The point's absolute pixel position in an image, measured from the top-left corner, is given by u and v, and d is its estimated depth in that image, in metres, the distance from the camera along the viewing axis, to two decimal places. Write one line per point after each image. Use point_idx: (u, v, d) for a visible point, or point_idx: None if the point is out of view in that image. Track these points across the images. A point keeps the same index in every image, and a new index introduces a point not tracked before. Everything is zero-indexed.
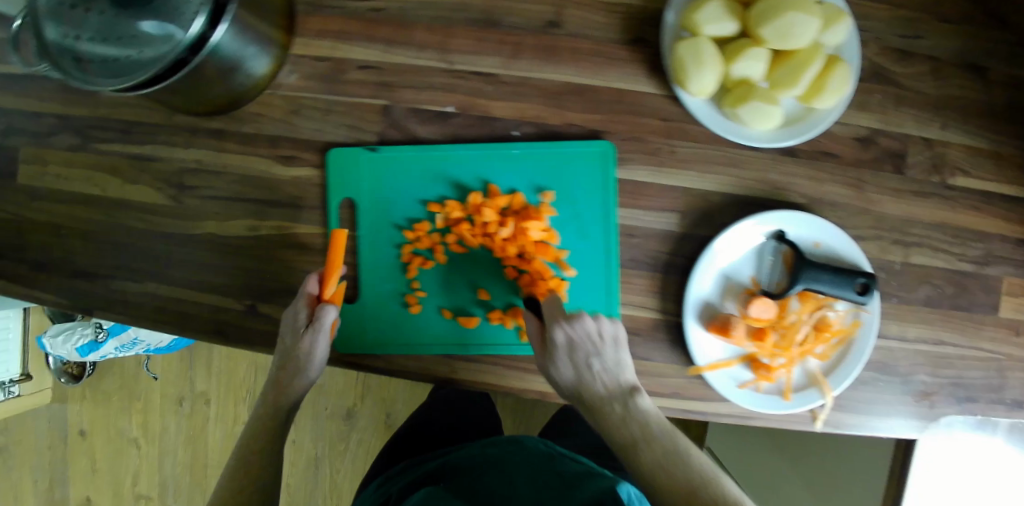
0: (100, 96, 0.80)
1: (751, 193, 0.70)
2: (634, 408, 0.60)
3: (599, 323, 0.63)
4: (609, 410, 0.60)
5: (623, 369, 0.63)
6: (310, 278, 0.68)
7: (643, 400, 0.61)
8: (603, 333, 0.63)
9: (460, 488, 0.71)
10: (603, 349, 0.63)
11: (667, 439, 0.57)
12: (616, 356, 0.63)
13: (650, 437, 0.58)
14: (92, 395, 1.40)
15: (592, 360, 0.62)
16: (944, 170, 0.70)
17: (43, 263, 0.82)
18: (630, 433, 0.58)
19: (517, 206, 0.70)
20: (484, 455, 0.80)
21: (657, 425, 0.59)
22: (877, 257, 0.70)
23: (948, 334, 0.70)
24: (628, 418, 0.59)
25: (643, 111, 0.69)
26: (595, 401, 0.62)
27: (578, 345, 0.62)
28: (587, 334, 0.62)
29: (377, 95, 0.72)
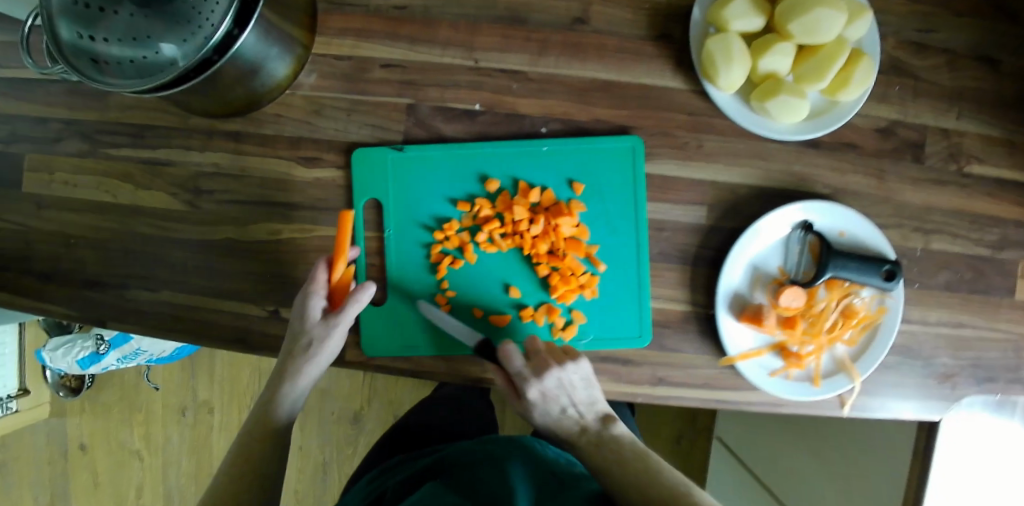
0: (110, 99, 0.76)
1: (777, 185, 0.71)
2: (607, 436, 0.66)
3: (573, 371, 0.66)
4: (585, 442, 0.66)
5: (596, 401, 0.67)
6: (321, 265, 0.67)
7: (615, 427, 0.66)
8: (574, 382, 0.66)
9: (461, 482, 0.64)
10: (574, 394, 0.66)
11: (641, 459, 0.62)
12: (589, 395, 0.67)
13: (624, 459, 0.63)
14: (91, 408, 1.36)
15: (566, 406, 0.66)
16: (961, 159, 0.71)
17: (51, 273, 0.77)
18: (604, 460, 0.63)
19: (548, 202, 0.70)
20: (480, 460, 0.67)
21: (628, 450, 0.64)
22: (899, 245, 0.72)
23: (967, 316, 0.73)
24: (601, 446, 0.65)
25: (669, 106, 0.70)
26: (573, 436, 0.67)
27: (551, 398, 0.66)
28: (557, 386, 0.65)
29: (401, 93, 0.72)
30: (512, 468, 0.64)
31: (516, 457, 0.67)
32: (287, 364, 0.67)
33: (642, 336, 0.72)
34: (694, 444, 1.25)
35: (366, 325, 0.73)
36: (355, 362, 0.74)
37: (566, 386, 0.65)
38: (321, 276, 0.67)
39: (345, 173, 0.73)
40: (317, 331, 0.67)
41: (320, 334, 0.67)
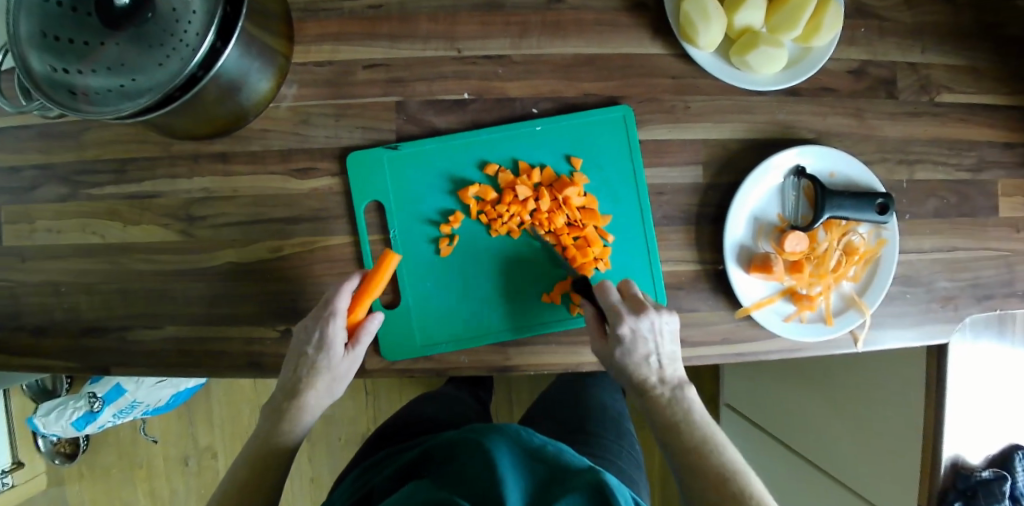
0: (86, 137, 0.73)
1: (764, 135, 0.74)
2: (682, 397, 0.64)
3: (666, 319, 0.63)
4: (659, 396, 0.64)
5: (676, 359, 0.65)
6: (345, 294, 0.63)
7: (690, 390, 0.65)
8: (664, 330, 0.63)
9: (445, 478, 0.60)
10: (661, 344, 0.64)
11: (705, 427, 0.63)
12: (672, 349, 0.65)
13: (692, 423, 0.63)
14: (89, 472, 1.30)
15: (651, 353, 0.64)
16: (931, 90, 0.76)
17: (44, 326, 0.73)
18: (675, 419, 0.63)
19: (549, 179, 0.72)
20: (464, 452, 0.64)
21: (698, 417, 0.64)
22: (887, 180, 0.75)
23: (959, 239, 0.76)
24: (675, 404, 0.64)
25: (652, 72, 0.73)
26: (647, 388, 0.65)
27: (641, 342, 0.63)
28: (651, 331, 0.63)
29: (389, 92, 0.72)
30: (498, 459, 0.62)
31: (502, 445, 0.65)
32: (305, 398, 0.64)
33: (658, 301, 0.73)
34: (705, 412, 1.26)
35: (382, 331, 0.72)
36: (377, 369, 0.73)
37: (657, 332, 0.63)
38: (343, 313, 0.63)
39: (342, 180, 0.73)
40: (339, 364, 0.65)
41: (343, 367, 0.65)
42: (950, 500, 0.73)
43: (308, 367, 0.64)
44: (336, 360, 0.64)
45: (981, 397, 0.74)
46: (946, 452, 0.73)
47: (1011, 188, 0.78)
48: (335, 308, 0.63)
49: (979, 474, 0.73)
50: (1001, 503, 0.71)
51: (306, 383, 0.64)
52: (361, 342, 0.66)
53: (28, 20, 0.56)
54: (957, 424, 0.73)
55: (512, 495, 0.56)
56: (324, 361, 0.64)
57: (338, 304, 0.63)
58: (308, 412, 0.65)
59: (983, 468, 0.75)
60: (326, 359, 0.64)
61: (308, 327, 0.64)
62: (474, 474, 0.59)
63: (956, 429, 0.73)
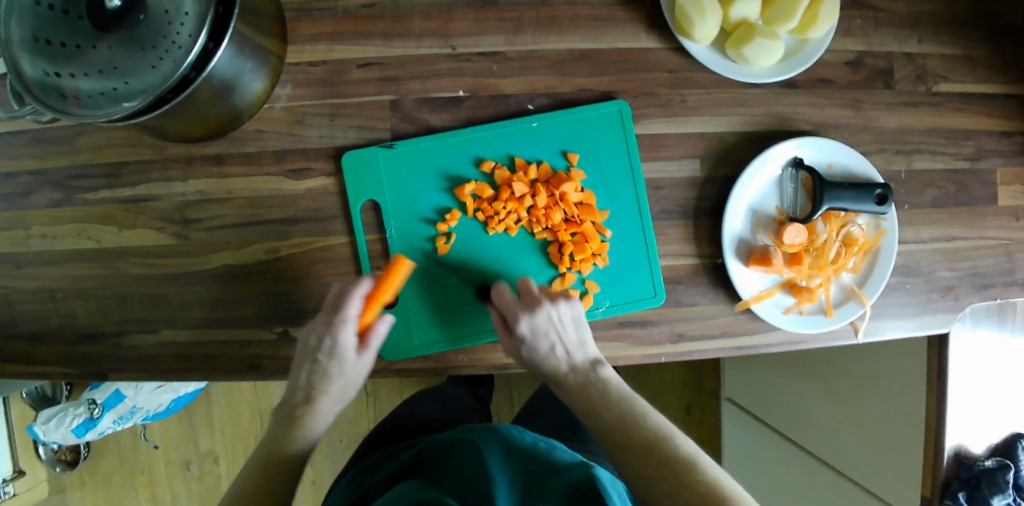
0: (79, 142, 0.73)
1: (761, 128, 0.74)
2: (597, 378, 0.64)
3: (560, 309, 0.65)
4: (574, 382, 0.64)
5: (585, 344, 0.66)
6: (355, 301, 0.63)
7: (605, 369, 0.65)
8: (563, 320, 0.65)
9: (442, 479, 0.60)
10: (564, 334, 0.65)
11: (627, 403, 0.61)
12: (578, 334, 0.66)
13: (611, 402, 0.61)
14: (91, 479, 1.29)
15: (555, 343, 0.65)
16: (928, 79, 0.75)
17: (41, 333, 0.73)
18: (591, 402, 0.62)
19: (546, 175, 0.72)
20: (460, 452, 0.65)
21: (616, 393, 0.62)
22: (885, 170, 0.75)
23: (958, 229, 0.76)
24: (591, 386, 0.63)
25: (648, 66, 0.73)
26: (561, 376, 0.65)
27: (540, 335, 0.64)
28: (549, 321, 0.65)
29: (384, 90, 0.72)
30: (491, 459, 0.62)
31: (495, 446, 0.65)
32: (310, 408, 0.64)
33: (658, 295, 0.73)
34: (706, 407, 1.26)
35: None
36: (376, 369, 0.72)
37: (555, 321, 0.65)
38: (353, 319, 0.64)
39: (337, 179, 0.72)
40: (351, 369, 0.66)
41: (353, 371, 0.66)
42: (954, 489, 0.73)
43: (318, 372, 0.64)
44: (347, 365, 0.65)
45: (983, 386, 0.74)
46: (948, 440, 0.73)
47: (1009, 176, 0.78)
48: (346, 315, 0.63)
49: (982, 463, 0.72)
50: (1005, 492, 0.71)
51: (316, 387, 0.64)
52: (370, 347, 0.66)
53: (17, 24, 0.55)
54: (959, 412, 0.73)
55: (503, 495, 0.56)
56: (335, 365, 0.64)
57: (349, 311, 0.63)
58: (318, 416, 0.64)
59: (986, 457, 0.74)
60: (337, 365, 0.65)
61: (318, 332, 0.64)
62: (466, 475, 0.60)
63: (957, 417, 0.73)
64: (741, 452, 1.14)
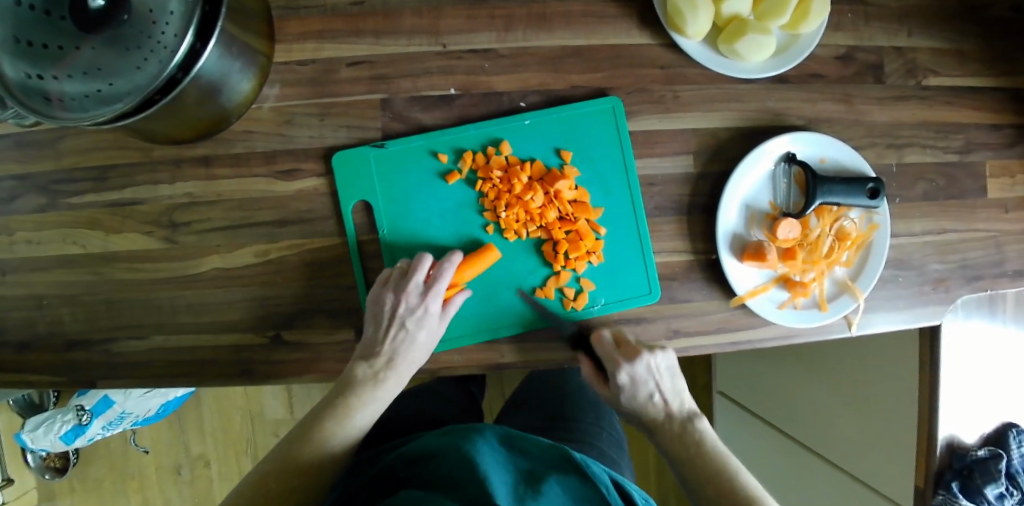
0: (62, 145, 0.71)
1: (754, 123, 0.74)
2: (692, 428, 0.69)
3: (661, 357, 0.68)
4: (672, 432, 0.69)
5: (681, 393, 0.70)
6: (451, 271, 0.66)
7: (701, 422, 0.69)
8: (663, 369, 0.68)
9: (433, 483, 0.60)
10: (663, 382, 0.69)
11: (721, 456, 0.66)
12: (675, 383, 0.70)
13: (706, 454, 0.66)
14: (81, 485, 1.27)
15: (654, 392, 0.69)
16: (918, 73, 0.76)
17: (28, 340, 0.71)
18: (688, 453, 0.67)
19: (540, 172, 0.71)
20: (446, 454, 0.64)
21: (711, 445, 0.67)
22: (876, 163, 0.76)
23: (949, 222, 0.77)
24: (687, 437, 0.68)
25: (641, 62, 0.73)
26: (660, 426, 0.70)
27: (640, 383, 0.68)
28: (648, 373, 0.68)
29: (374, 89, 0.71)
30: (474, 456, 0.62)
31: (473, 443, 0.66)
32: (361, 387, 0.66)
33: (652, 292, 0.73)
34: (699, 400, 1.27)
35: None
36: None
37: (653, 371, 0.68)
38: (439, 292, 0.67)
39: (328, 180, 0.71)
40: (433, 334, 0.69)
41: (430, 339, 0.69)
42: (947, 479, 0.74)
43: (402, 339, 0.67)
44: (427, 333, 0.68)
45: (973, 375, 0.75)
46: (942, 432, 0.74)
47: (998, 169, 0.78)
48: (441, 284, 0.67)
49: (975, 452, 0.73)
50: (997, 481, 0.72)
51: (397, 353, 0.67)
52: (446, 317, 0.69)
53: None
54: (952, 403, 0.74)
55: (501, 494, 0.56)
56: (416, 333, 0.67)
57: (443, 280, 0.67)
58: (394, 380, 0.67)
59: (979, 446, 0.76)
60: (422, 331, 0.68)
61: (406, 302, 0.66)
62: (454, 475, 0.60)
63: (950, 408, 0.74)
64: (733, 446, 1.15)
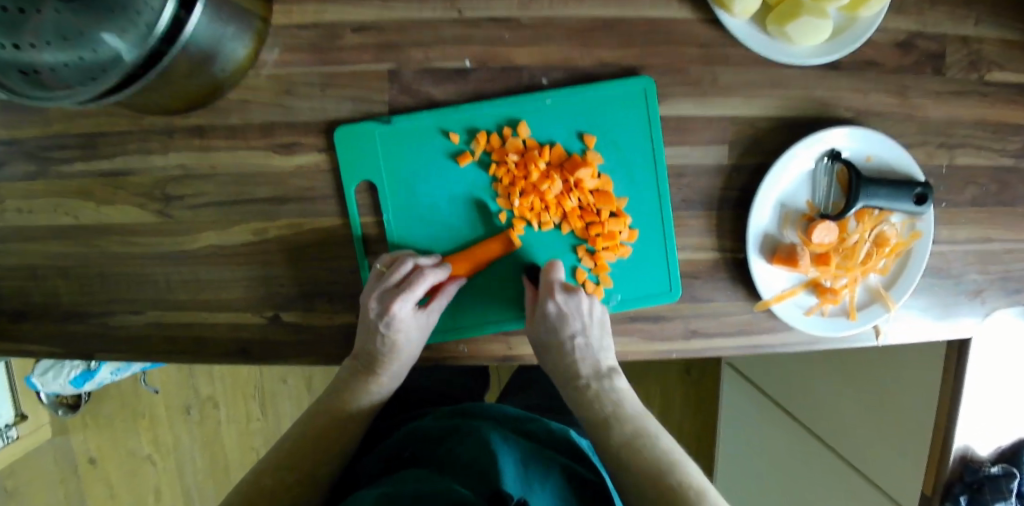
0: (48, 109, 0.66)
1: (799, 113, 0.68)
2: (608, 388, 0.65)
3: (591, 303, 0.65)
4: (587, 387, 0.65)
5: (603, 349, 0.67)
6: (425, 279, 0.62)
7: (618, 382, 0.66)
8: (593, 313, 0.65)
9: (440, 464, 0.58)
10: (589, 329, 0.65)
11: (637, 421, 0.63)
12: (601, 335, 0.66)
13: (622, 417, 0.63)
14: (93, 422, 1.28)
15: (578, 333, 0.65)
16: (981, 66, 0.69)
17: (25, 310, 0.69)
18: (604, 412, 0.63)
19: (559, 157, 0.65)
20: (456, 436, 0.63)
21: (627, 408, 0.64)
22: (925, 164, 0.70)
23: (995, 231, 0.72)
24: (603, 396, 0.65)
25: (679, 39, 0.66)
26: (575, 375, 0.66)
27: (567, 318, 0.64)
28: (576, 310, 0.64)
29: (381, 58, 0.65)
30: (493, 441, 0.61)
31: (493, 427, 0.65)
32: (358, 380, 0.66)
33: (672, 290, 0.69)
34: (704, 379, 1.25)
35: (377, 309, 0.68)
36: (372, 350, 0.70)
37: (580, 311, 0.64)
38: (417, 296, 0.63)
39: (330, 156, 0.66)
40: (416, 334, 0.65)
41: (420, 331, 0.66)
42: (956, 492, 0.72)
43: (383, 343, 0.64)
44: (413, 327, 0.65)
45: (995, 389, 0.71)
46: (957, 443, 0.71)
47: None
48: (412, 293, 0.62)
49: (988, 469, 0.72)
50: (1006, 499, 0.71)
51: (385, 352, 0.64)
52: (438, 306, 0.66)
53: None
54: (970, 417, 0.71)
55: (509, 478, 0.55)
56: (398, 332, 0.64)
57: (416, 290, 0.62)
58: (389, 374, 0.66)
59: (992, 460, 0.73)
60: (403, 336, 0.64)
61: (377, 309, 0.63)
62: (469, 457, 0.58)
63: (968, 421, 0.71)
64: (731, 431, 1.14)
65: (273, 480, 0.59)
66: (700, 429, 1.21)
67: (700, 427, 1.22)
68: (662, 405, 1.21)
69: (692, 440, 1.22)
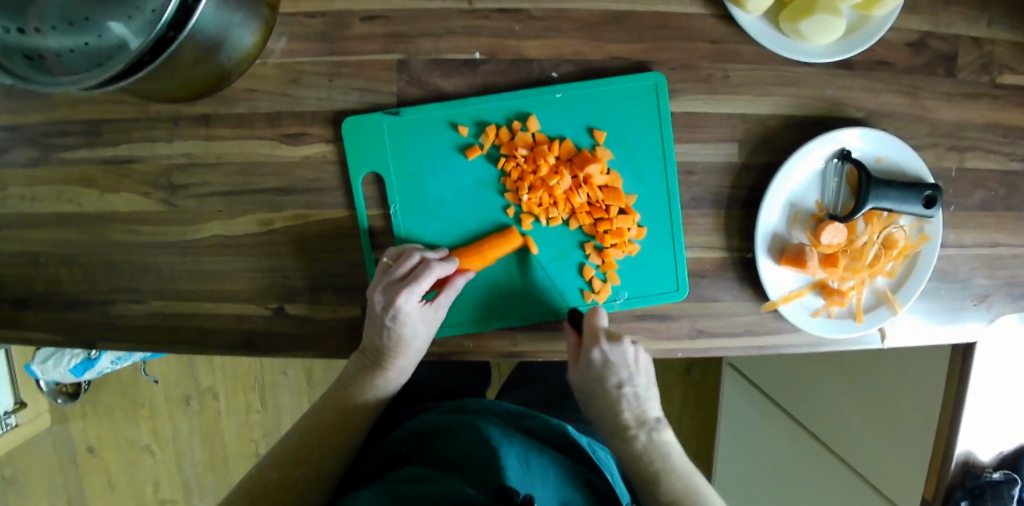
0: (53, 95, 0.65)
1: (810, 112, 0.67)
2: (657, 440, 0.63)
3: (638, 351, 0.65)
4: (636, 438, 0.64)
5: (649, 398, 0.66)
6: (430, 272, 0.62)
7: (666, 435, 0.64)
8: (639, 362, 0.64)
9: (441, 462, 0.58)
10: (636, 379, 0.64)
11: (686, 475, 0.61)
12: (647, 384, 0.66)
13: (671, 473, 0.60)
14: (93, 411, 1.28)
15: (625, 384, 0.64)
16: (993, 69, 0.69)
17: (27, 298, 0.69)
18: (653, 468, 0.61)
19: (569, 152, 0.65)
20: (457, 431, 0.62)
21: (676, 462, 0.62)
22: (935, 166, 0.69)
23: (1003, 235, 0.72)
24: (652, 450, 0.62)
25: (691, 34, 0.65)
26: (622, 426, 0.65)
27: (614, 368, 0.63)
28: (623, 360, 0.64)
29: (390, 48, 0.64)
30: (494, 436, 0.60)
31: (494, 423, 0.64)
32: (364, 375, 0.65)
33: (679, 290, 0.68)
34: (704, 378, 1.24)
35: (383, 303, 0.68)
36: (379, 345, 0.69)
37: (626, 359, 0.64)
38: (422, 288, 0.62)
39: (336, 146, 0.66)
40: (422, 329, 0.65)
41: (427, 325, 0.65)
42: (957, 497, 0.72)
43: (389, 336, 0.63)
44: (419, 321, 0.64)
45: (999, 395, 0.71)
46: (959, 447, 0.71)
47: None
48: (417, 285, 0.62)
49: (990, 474, 0.72)
50: (1007, 504, 0.71)
51: (391, 346, 0.64)
52: (446, 300, 0.65)
53: None
54: (974, 421, 0.71)
55: (511, 473, 0.55)
56: (403, 325, 0.63)
57: (421, 282, 0.62)
58: (396, 369, 0.66)
59: (993, 467, 0.73)
60: (409, 330, 0.64)
61: (383, 302, 0.62)
62: (470, 453, 0.58)
63: (972, 425, 0.71)
64: (732, 431, 1.13)
65: (276, 472, 0.59)
66: (700, 427, 1.21)
67: (700, 425, 1.22)
68: (662, 403, 1.21)
69: (691, 438, 1.22)
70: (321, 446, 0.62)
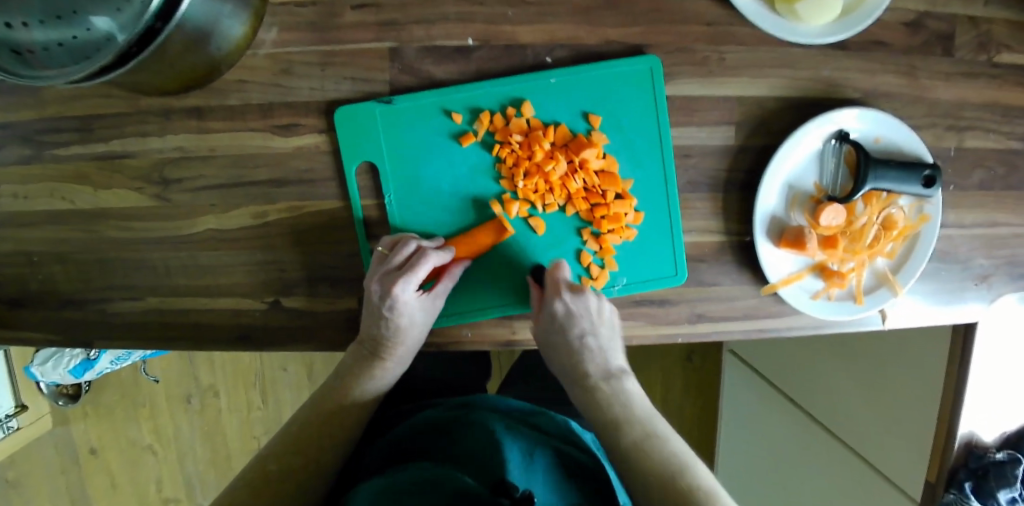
0: (44, 92, 0.64)
1: (807, 94, 0.67)
2: (619, 390, 0.64)
3: (601, 303, 0.65)
4: (597, 388, 0.65)
5: (613, 350, 0.66)
6: (425, 261, 0.61)
7: (627, 384, 0.65)
8: (603, 315, 0.65)
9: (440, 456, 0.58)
10: (600, 333, 0.65)
11: (649, 423, 0.61)
12: (611, 336, 0.66)
13: (632, 419, 0.61)
14: (93, 411, 1.28)
15: (586, 333, 0.65)
16: (990, 48, 0.68)
17: (23, 297, 0.68)
18: (612, 415, 0.62)
19: (564, 138, 0.64)
20: (458, 428, 0.62)
21: (637, 410, 0.62)
22: (934, 146, 0.69)
23: (1002, 215, 0.71)
24: (613, 398, 0.64)
25: (685, 17, 0.64)
26: (585, 375, 0.66)
27: (576, 318, 0.64)
28: (586, 310, 0.64)
29: (382, 37, 0.63)
30: (497, 430, 0.61)
31: (493, 419, 0.64)
32: (364, 365, 0.65)
33: (678, 274, 0.68)
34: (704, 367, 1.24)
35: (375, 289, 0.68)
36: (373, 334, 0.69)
37: (589, 311, 0.64)
38: (418, 277, 0.62)
39: (330, 137, 0.65)
40: (420, 318, 0.64)
41: (426, 315, 0.65)
42: (961, 478, 0.72)
43: (387, 326, 0.63)
44: (416, 310, 0.64)
45: (1001, 373, 0.71)
46: (961, 428, 0.71)
47: None
48: (414, 274, 0.61)
49: (993, 454, 0.71)
50: (1012, 486, 0.70)
51: (390, 336, 0.63)
52: (445, 290, 0.65)
53: None
54: (977, 401, 0.71)
55: (514, 467, 0.55)
56: (401, 315, 0.63)
57: (417, 270, 0.61)
58: (395, 360, 0.65)
59: (996, 446, 0.73)
60: (407, 320, 0.63)
61: (379, 292, 0.62)
62: (472, 449, 0.58)
63: (974, 404, 0.71)
64: (733, 420, 1.13)
65: (276, 464, 0.59)
66: (700, 416, 1.21)
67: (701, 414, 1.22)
68: (663, 393, 1.21)
69: (691, 426, 1.22)
70: (321, 438, 0.61)
